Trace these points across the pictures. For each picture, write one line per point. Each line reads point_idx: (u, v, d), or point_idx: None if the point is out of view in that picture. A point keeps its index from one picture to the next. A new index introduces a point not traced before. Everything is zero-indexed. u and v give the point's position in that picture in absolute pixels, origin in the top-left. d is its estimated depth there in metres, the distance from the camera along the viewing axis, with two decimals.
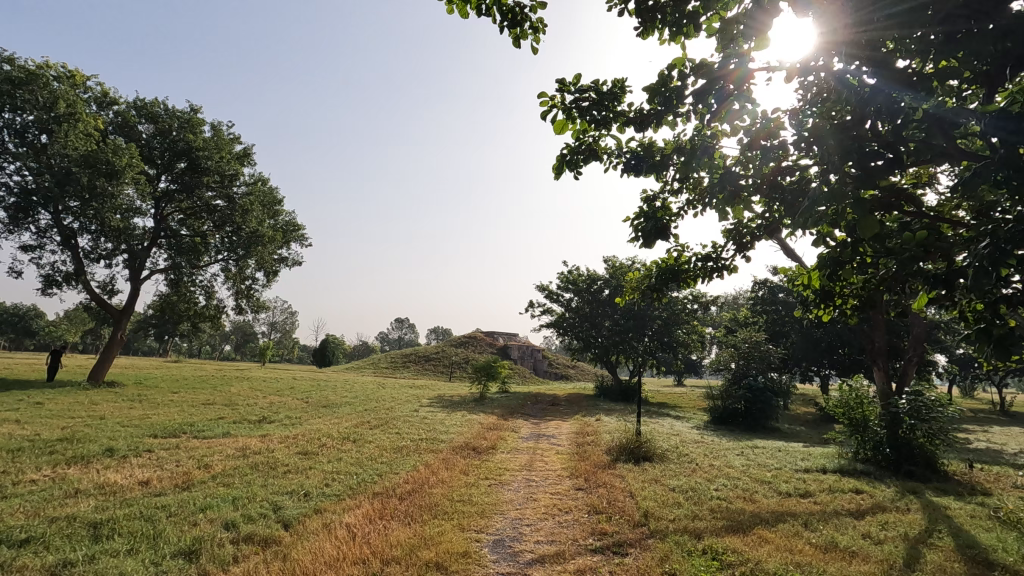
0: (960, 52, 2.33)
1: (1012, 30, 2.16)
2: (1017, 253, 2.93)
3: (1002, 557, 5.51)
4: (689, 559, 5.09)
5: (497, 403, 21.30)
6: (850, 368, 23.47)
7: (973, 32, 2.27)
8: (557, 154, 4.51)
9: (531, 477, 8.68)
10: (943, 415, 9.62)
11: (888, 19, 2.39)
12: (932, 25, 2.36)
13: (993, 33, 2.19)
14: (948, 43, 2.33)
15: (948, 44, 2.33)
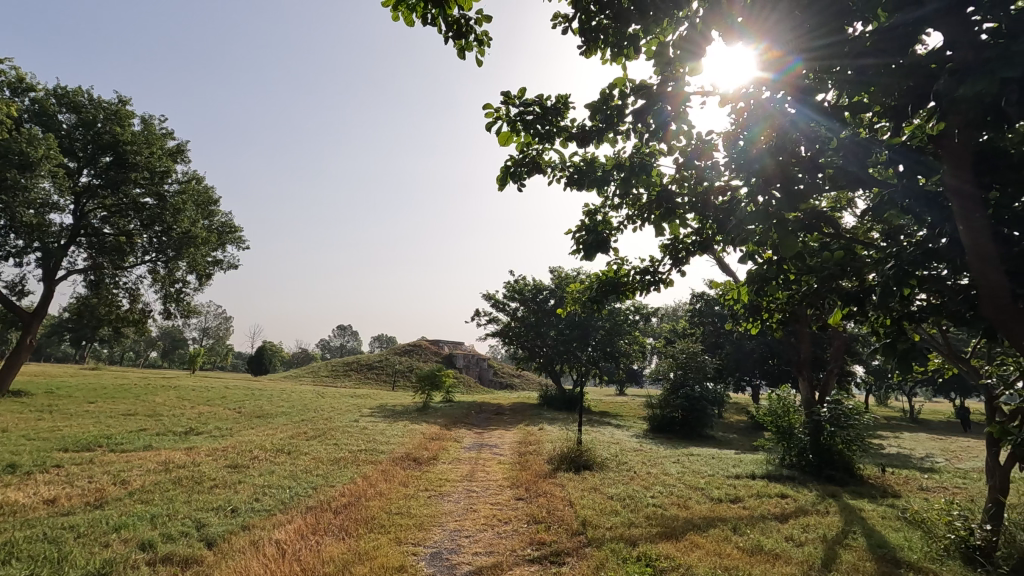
0: (871, 87, 2.53)
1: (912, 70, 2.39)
2: (919, 273, 3.18)
3: (908, 555, 5.94)
4: (623, 566, 5.18)
5: (441, 412, 21.08)
6: (779, 378, 24.79)
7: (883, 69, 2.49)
8: (501, 166, 4.55)
9: (472, 488, 8.62)
10: (860, 422, 10.31)
11: (816, 51, 2.56)
12: (847, 61, 2.56)
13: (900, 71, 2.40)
14: (862, 78, 2.53)
15: (862, 79, 2.53)
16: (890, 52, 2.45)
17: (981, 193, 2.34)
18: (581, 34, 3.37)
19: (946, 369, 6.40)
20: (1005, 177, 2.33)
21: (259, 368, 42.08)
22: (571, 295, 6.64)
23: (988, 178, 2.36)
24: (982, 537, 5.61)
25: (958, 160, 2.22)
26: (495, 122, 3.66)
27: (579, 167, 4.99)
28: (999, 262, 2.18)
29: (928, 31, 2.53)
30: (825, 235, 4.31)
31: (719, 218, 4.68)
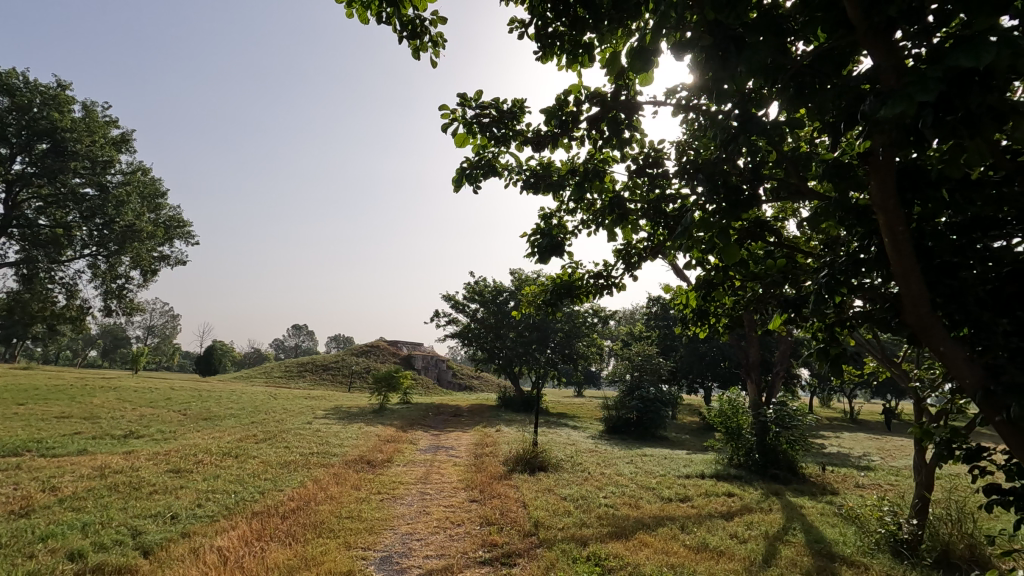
0: (807, 105, 2.65)
1: (843, 92, 2.51)
2: (851, 282, 3.36)
3: (842, 549, 6.24)
4: (573, 566, 5.25)
5: (397, 414, 20.78)
6: (730, 380, 25.69)
7: (817, 89, 2.61)
8: (457, 168, 4.54)
9: (426, 490, 8.54)
10: (801, 423, 10.98)
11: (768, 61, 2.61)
12: (785, 82, 2.68)
13: (831, 93, 2.53)
14: (798, 97, 2.65)
15: (798, 98, 2.65)
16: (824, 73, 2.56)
17: (903, 209, 2.50)
18: (536, 40, 3.39)
19: (879, 372, 6.78)
20: (924, 194, 2.49)
21: (208, 368, 40.43)
22: (526, 297, 6.67)
23: (910, 194, 2.50)
24: (909, 530, 6.03)
25: (885, 178, 2.35)
26: (449, 124, 3.63)
27: (536, 171, 5.01)
28: (920, 274, 2.33)
29: (860, 53, 2.66)
30: (768, 244, 4.47)
31: (670, 225, 4.78)
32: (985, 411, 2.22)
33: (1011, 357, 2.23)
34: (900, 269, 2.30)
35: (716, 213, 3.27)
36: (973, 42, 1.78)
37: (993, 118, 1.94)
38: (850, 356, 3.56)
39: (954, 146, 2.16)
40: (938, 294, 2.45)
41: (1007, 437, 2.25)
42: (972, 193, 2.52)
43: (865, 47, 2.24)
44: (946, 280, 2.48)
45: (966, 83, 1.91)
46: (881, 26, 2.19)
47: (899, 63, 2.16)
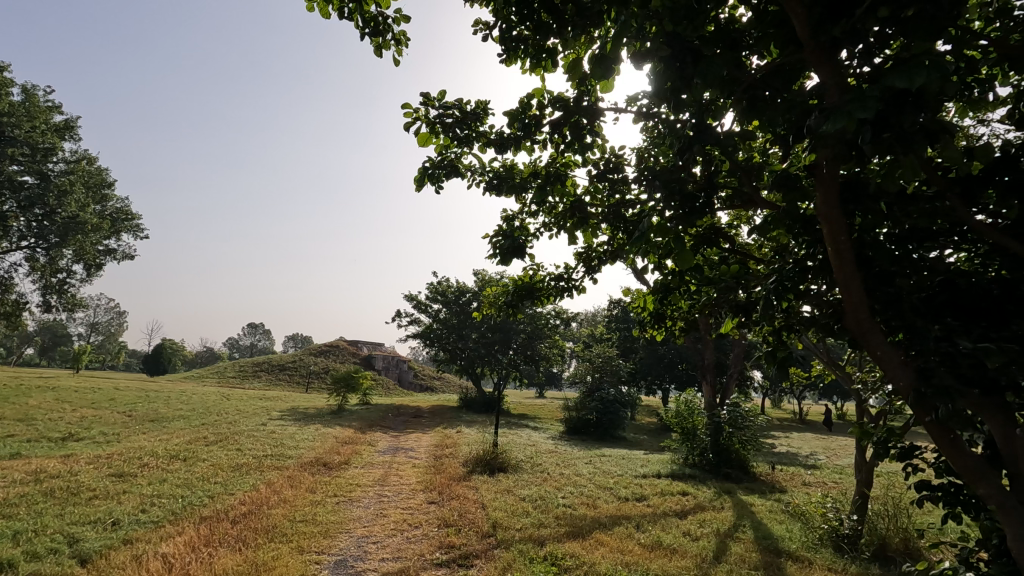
0: (759, 118, 2.76)
1: (793, 106, 2.62)
2: (798, 288, 3.51)
3: (788, 545, 6.50)
4: (529, 566, 5.29)
5: (356, 415, 20.45)
6: (686, 382, 26.40)
7: (768, 103, 2.72)
8: (419, 167, 4.51)
9: (384, 492, 8.43)
10: (753, 423, 11.37)
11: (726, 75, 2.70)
12: (738, 94, 2.77)
13: (782, 106, 2.64)
14: (750, 110, 2.75)
15: (750, 111, 2.75)
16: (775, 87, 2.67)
17: (845, 220, 2.63)
18: (500, 42, 3.40)
19: (825, 374, 7.09)
20: (865, 206, 2.63)
21: (156, 368, 38.78)
22: (487, 298, 6.68)
23: (851, 206, 2.64)
24: (850, 526, 6.33)
25: (829, 190, 2.49)
26: (412, 123, 3.60)
27: (499, 172, 5.02)
28: (859, 282, 2.47)
29: (807, 70, 2.80)
30: (723, 250, 4.62)
31: (630, 230, 4.88)
32: (917, 413, 2.37)
33: (941, 361, 2.38)
34: (841, 277, 2.44)
35: (673, 220, 3.35)
36: (906, 65, 1.90)
37: (924, 137, 2.07)
38: (796, 359, 3.72)
39: (891, 161, 2.30)
40: (876, 300, 2.60)
41: (936, 436, 2.41)
42: (908, 206, 2.68)
43: (812, 64, 2.35)
44: (885, 287, 2.63)
45: (901, 102, 2.03)
46: (827, 45, 2.30)
47: (842, 80, 2.27)
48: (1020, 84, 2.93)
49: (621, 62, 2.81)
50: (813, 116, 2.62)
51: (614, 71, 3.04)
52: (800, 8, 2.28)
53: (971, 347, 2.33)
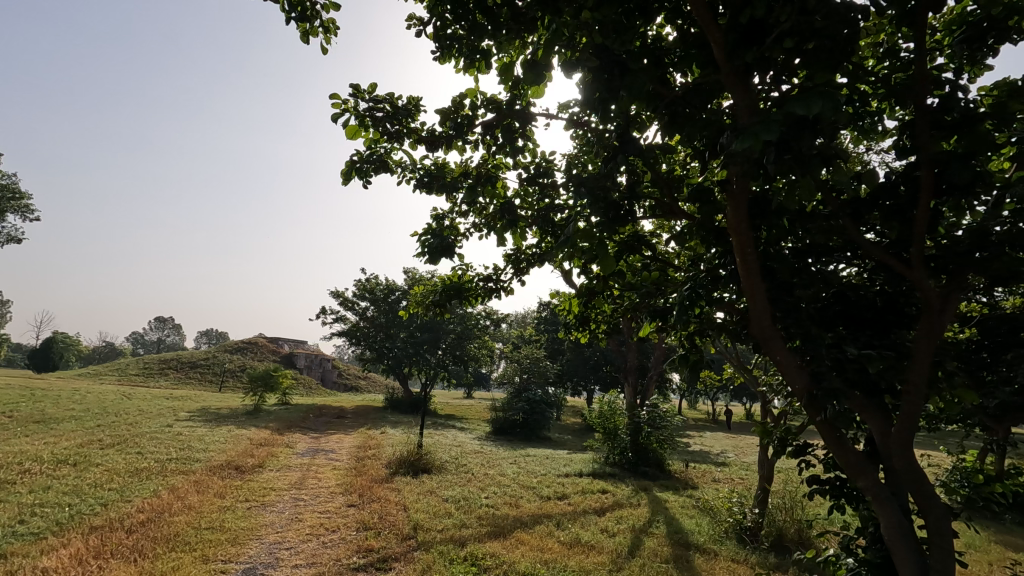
0: (679, 132, 2.90)
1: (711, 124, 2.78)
2: (711, 296, 3.72)
3: (697, 538, 6.87)
4: (449, 567, 5.27)
5: (273, 415, 19.50)
6: (610, 383, 27.30)
7: (689, 119, 2.86)
8: (346, 160, 4.38)
9: (299, 496, 8.10)
10: (670, 423, 11.92)
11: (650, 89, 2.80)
12: (661, 109, 2.90)
13: (700, 123, 2.79)
14: (672, 125, 2.88)
15: (672, 126, 2.89)
16: (697, 106, 2.80)
17: (753, 234, 2.83)
18: (434, 39, 3.37)
19: (735, 377, 7.54)
20: (770, 222, 2.84)
21: (44, 364, 35.12)
22: (415, 297, 6.59)
23: (758, 221, 2.84)
24: (752, 519, 6.77)
25: (739, 205, 2.67)
26: (340, 114, 3.50)
27: (430, 170, 4.96)
28: (763, 292, 2.66)
29: (724, 92, 2.97)
30: (645, 258, 4.80)
31: (557, 233, 4.98)
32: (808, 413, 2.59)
33: (831, 365, 2.62)
34: (747, 285, 2.62)
35: (599, 226, 3.44)
36: (805, 93, 2.08)
37: (820, 161, 2.26)
38: (706, 362, 3.94)
39: (792, 181, 2.50)
40: (777, 308, 2.82)
41: (826, 434, 2.66)
42: (807, 223, 2.91)
43: (726, 86, 2.52)
44: (784, 297, 2.85)
45: (800, 127, 2.22)
46: (741, 69, 2.47)
47: (754, 103, 2.44)
48: (904, 118, 3.27)
49: (552, 70, 2.86)
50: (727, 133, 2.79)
51: (545, 78, 3.09)
52: (718, 32, 2.43)
53: (855, 355, 2.58)
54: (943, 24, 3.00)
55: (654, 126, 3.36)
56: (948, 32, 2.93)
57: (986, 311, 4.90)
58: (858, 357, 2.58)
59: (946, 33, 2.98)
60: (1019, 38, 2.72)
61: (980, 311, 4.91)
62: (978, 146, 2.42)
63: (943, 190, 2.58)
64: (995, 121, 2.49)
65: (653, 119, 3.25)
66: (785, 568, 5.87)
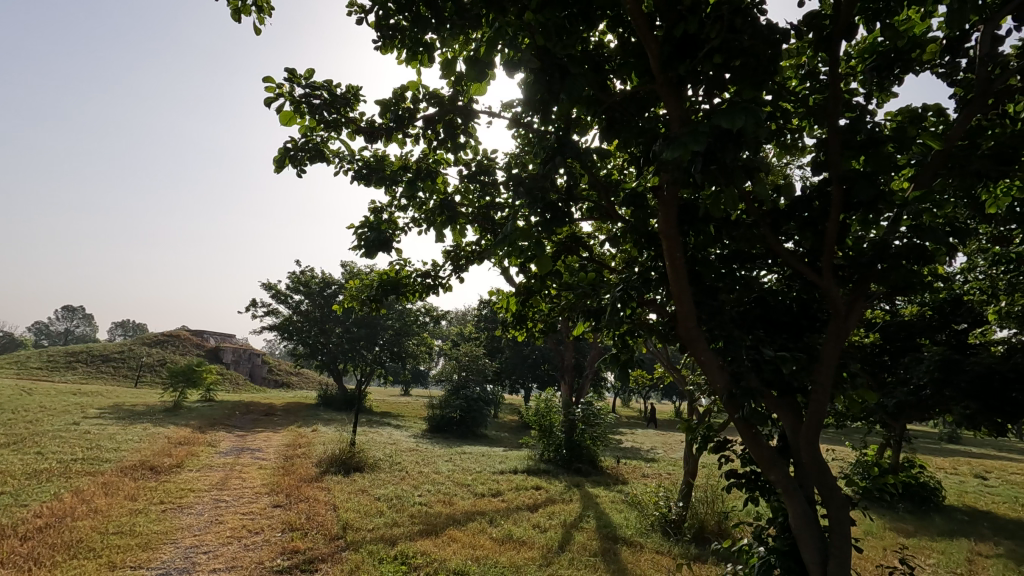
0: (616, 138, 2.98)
1: (645, 132, 2.87)
2: (642, 298, 3.84)
3: (624, 531, 7.10)
4: (378, 567, 5.19)
5: (194, 412, 18.44)
6: (547, 381, 27.72)
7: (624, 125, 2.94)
8: (279, 148, 4.20)
9: (221, 497, 7.70)
10: (603, 421, 12.25)
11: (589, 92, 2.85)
12: (599, 113, 2.97)
13: (636, 130, 2.87)
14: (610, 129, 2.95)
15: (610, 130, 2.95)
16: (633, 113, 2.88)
17: (682, 239, 2.96)
18: (375, 29, 3.29)
19: (665, 376, 7.85)
20: (697, 228, 2.97)
21: None
22: (350, 291, 6.42)
23: (686, 227, 2.97)
24: (676, 512, 7.08)
25: (669, 212, 2.78)
26: (274, 99, 3.35)
27: (369, 162, 4.84)
28: (691, 296, 2.79)
29: (658, 101, 3.07)
30: (582, 259, 4.90)
31: (496, 232, 5.00)
32: (729, 412, 2.73)
33: (750, 365, 2.78)
34: (675, 288, 2.73)
35: (538, 225, 3.45)
36: (732, 107, 2.20)
37: (743, 173, 2.40)
38: (636, 361, 4.06)
39: (718, 191, 2.63)
40: (702, 311, 2.96)
41: (743, 431, 2.81)
42: (732, 230, 3.07)
43: (661, 95, 2.62)
44: (710, 300, 3.00)
45: (726, 139, 2.34)
46: (674, 80, 2.57)
47: (685, 114, 2.55)
48: (821, 136, 3.50)
49: (494, 68, 2.84)
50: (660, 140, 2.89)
51: (488, 75, 3.08)
52: (654, 42, 2.52)
53: (772, 356, 2.75)
54: (856, 51, 3.23)
55: (592, 129, 3.42)
56: (860, 60, 3.17)
57: (888, 317, 5.36)
58: (774, 358, 2.76)
59: (858, 61, 3.22)
60: (919, 69, 2.99)
61: (882, 318, 5.35)
62: (882, 166, 2.64)
63: (851, 205, 2.79)
64: (897, 143, 2.72)
65: (592, 122, 3.30)
66: (705, 558, 6.18)
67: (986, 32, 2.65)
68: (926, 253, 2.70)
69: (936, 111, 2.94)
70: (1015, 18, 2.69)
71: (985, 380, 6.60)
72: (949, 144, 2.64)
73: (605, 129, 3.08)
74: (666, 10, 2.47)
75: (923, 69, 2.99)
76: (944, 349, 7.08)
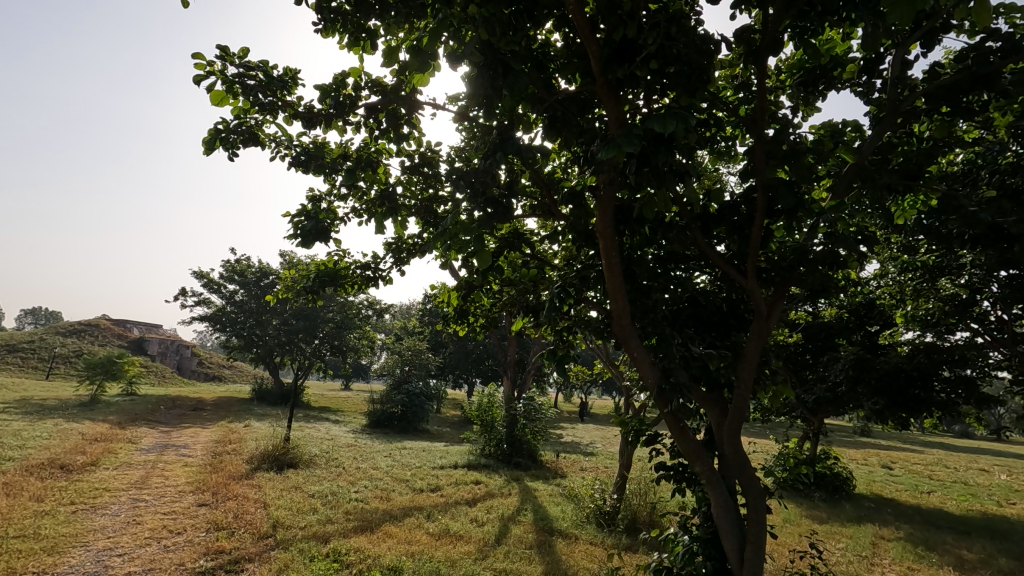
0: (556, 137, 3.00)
1: (585, 132, 2.91)
2: (580, 294, 3.90)
3: (560, 523, 7.25)
4: (309, 565, 5.06)
5: (113, 407, 17.25)
6: (491, 376, 27.88)
7: (566, 126, 2.97)
8: (210, 129, 3.99)
9: (140, 497, 7.26)
10: (544, 416, 12.43)
11: (532, 91, 2.85)
12: (541, 111, 2.97)
13: (578, 130, 2.90)
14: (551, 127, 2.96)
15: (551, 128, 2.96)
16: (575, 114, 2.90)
17: (617, 238, 3.02)
18: (314, 10, 3.17)
19: (604, 372, 8.03)
20: (632, 228, 3.04)
21: None
22: (285, 282, 6.19)
23: (622, 227, 3.03)
24: (610, 503, 7.29)
25: (606, 212, 2.85)
26: (205, 77, 3.18)
27: (308, 148, 4.67)
28: (625, 293, 2.87)
29: (599, 102, 3.12)
30: (525, 255, 4.92)
31: (438, 225, 4.95)
32: (659, 407, 2.83)
33: (679, 362, 2.90)
34: (611, 286, 2.80)
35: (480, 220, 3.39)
36: (664, 112, 2.28)
37: (672, 176, 2.48)
38: (573, 357, 4.12)
39: (652, 193, 2.71)
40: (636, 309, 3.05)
41: (670, 424, 2.94)
42: (666, 232, 3.18)
43: (600, 97, 2.66)
44: (644, 299, 3.09)
45: (658, 142, 2.41)
46: (613, 83, 2.62)
47: (622, 117, 2.60)
48: (751, 145, 3.67)
49: (436, 59, 2.76)
50: (597, 140, 2.94)
51: (431, 66, 3.02)
52: (595, 45, 2.54)
53: (699, 354, 2.89)
54: (785, 66, 3.41)
55: (535, 127, 3.42)
56: (789, 74, 3.34)
57: (808, 318, 5.71)
58: (701, 355, 2.88)
59: (787, 75, 3.40)
60: (840, 86, 3.18)
61: (803, 319, 5.68)
62: (803, 175, 2.81)
63: (775, 211, 2.95)
64: (817, 155, 2.90)
65: (536, 118, 3.29)
66: (635, 547, 6.40)
67: (898, 55, 2.86)
68: (840, 259, 2.89)
69: (854, 126, 3.15)
70: (923, 44, 2.92)
71: (891, 378, 7.17)
72: (861, 157, 2.85)
73: (547, 128, 3.10)
74: (608, 13, 2.50)
75: (844, 86, 3.19)
76: (857, 349, 7.62)
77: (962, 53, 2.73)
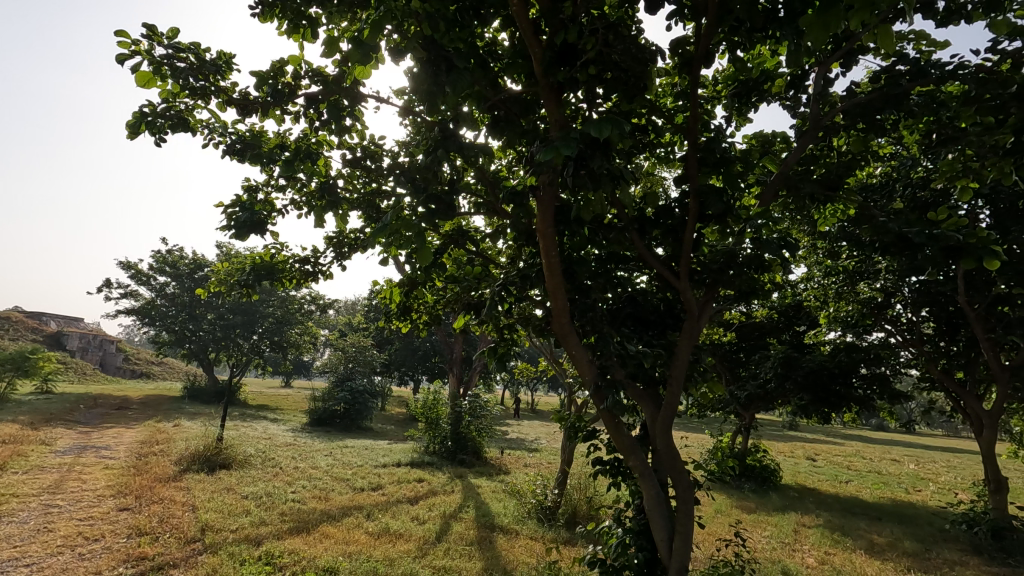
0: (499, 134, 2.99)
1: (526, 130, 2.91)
2: (521, 292, 3.93)
3: (502, 520, 7.29)
4: (238, 569, 4.87)
5: (25, 406, 15.98)
6: (437, 373, 27.68)
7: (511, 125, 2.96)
8: (134, 112, 3.77)
9: (54, 503, 6.77)
10: (488, 413, 12.43)
11: (476, 88, 2.83)
12: (484, 108, 2.96)
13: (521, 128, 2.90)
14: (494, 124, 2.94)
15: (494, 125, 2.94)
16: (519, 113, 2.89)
17: (557, 237, 3.06)
18: None
19: (547, 369, 8.12)
20: (572, 228, 3.09)
21: None
22: (219, 275, 5.91)
23: (562, 227, 3.08)
24: (551, 499, 7.40)
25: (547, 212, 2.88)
26: (129, 56, 3.00)
27: (244, 136, 4.49)
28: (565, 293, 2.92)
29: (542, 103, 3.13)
30: (469, 252, 4.90)
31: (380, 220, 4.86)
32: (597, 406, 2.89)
33: (617, 360, 2.98)
34: (551, 285, 2.83)
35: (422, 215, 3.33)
36: (600, 117, 2.32)
37: (609, 180, 2.53)
38: (513, 354, 4.15)
39: (591, 195, 2.76)
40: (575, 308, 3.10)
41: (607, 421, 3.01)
42: (606, 233, 3.26)
43: (543, 97, 2.68)
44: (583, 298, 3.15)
45: (596, 146, 2.46)
46: (555, 85, 2.66)
47: (563, 118, 2.63)
48: (688, 149, 3.79)
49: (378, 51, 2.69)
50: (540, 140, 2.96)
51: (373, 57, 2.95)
52: (537, 46, 2.56)
53: (635, 352, 2.98)
54: (721, 77, 3.55)
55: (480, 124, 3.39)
56: (724, 85, 3.48)
57: (742, 318, 5.96)
58: (637, 354, 2.98)
59: (722, 86, 3.54)
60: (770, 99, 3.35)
61: (736, 318, 5.93)
62: (732, 182, 2.94)
63: (707, 216, 3.09)
64: (745, 163, 3.05)
65: (481, 114, 3.26)
66: (573, 541, 6.53)
67: (821, 73, 3.05)
68: (765, 263, 3.07)
69: (782, 137, 3.33)
70: (843, 64, 3.13)
71: (815, 375, 7.61)
72: (785, 168, 3.03)
73: (491, 127, 3.10)
74: (550, 16, 2.53)
75: (773, 99, 3.36)
76: (785, 348, 8.04)
77: (875, 74, 2.95)
